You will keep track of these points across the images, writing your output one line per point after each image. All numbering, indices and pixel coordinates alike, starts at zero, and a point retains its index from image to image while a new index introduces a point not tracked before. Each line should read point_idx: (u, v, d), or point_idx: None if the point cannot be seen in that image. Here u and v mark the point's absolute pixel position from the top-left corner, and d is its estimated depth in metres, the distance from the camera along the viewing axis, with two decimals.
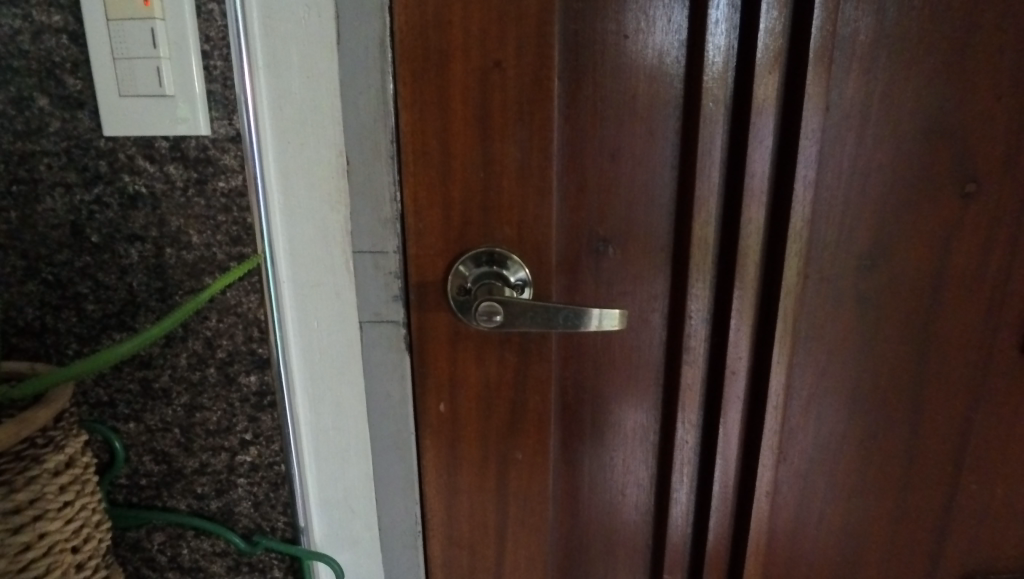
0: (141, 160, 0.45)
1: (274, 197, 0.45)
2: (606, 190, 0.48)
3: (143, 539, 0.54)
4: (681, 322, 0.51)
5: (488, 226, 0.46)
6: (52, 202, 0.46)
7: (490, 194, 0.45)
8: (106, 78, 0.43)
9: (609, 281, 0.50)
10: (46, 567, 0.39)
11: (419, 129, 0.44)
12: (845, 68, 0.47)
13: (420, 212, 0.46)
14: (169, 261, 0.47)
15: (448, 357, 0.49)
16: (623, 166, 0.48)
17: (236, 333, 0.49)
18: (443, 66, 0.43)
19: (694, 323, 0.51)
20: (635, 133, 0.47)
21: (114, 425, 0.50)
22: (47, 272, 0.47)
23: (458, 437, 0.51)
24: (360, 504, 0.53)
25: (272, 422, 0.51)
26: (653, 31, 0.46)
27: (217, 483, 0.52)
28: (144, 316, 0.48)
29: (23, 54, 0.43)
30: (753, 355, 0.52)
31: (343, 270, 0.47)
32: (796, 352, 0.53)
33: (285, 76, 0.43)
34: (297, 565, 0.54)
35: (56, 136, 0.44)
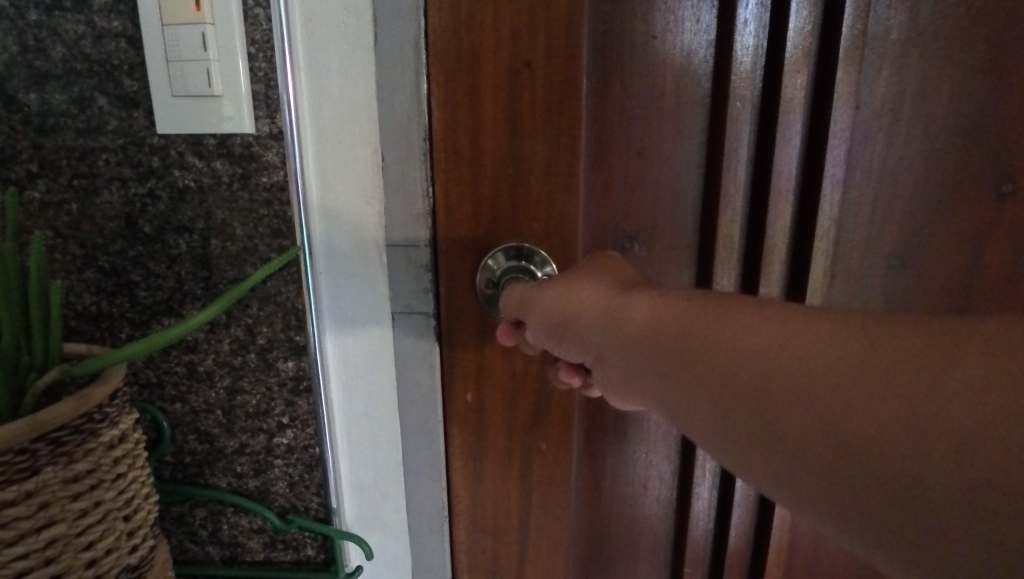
0: (190, 156, 0.48)
1: (313, 193, 0.48)
2: (633, 188, 0.49)
3: (187, 514, 0.57)
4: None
5: (516, 221, 0.48)
6: (110, 195, 0.49)
7: (518, 191, 0.47)
8: (160, 79, 0.45)
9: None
10: (101, 533, 0.41)
11: (450, 128, 0.46)
12: (877, 67, 0.47)
13: (451, 207, 0.47)
14: (214, 251, 0.49)
15: (475, 348, 0.51)
16: (649, 163, 0.49)
17: (275, 321, 0.51)
18: (474, 67, 0.44)
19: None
20: (662, 131, 0.48)
21: (162, 405, 0.54)
22: (104, 260, 0.50)
23: (484, 424, 0.52)
24: (389, 486, 0.56)
25: (307, 406, 0.53)
26: (681, 31, 0.46)
27: (255, 463, 0.55)
28: (191, 303, 0.51)
29: (85, 57, 0.46)
30: None
31: (377, 262, 0.50)
32: None
33: (325, 76, 0.46)
34: (329, 544, 0.57)
35: (114, 134, 0.47)
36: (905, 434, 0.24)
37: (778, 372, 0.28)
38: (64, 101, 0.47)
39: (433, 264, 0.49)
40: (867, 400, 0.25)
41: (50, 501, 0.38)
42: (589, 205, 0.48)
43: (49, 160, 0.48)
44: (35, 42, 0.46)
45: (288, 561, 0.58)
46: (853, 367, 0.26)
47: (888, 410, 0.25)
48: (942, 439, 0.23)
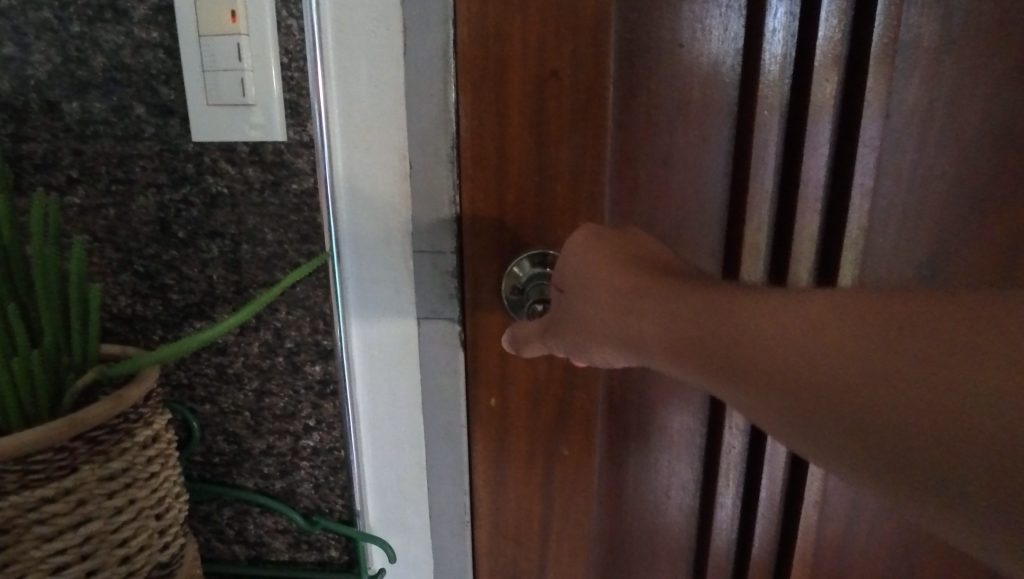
0: (224, 162, 0.49)
1: (341, 199, 0.49)
2: (660, 196, 0.49)
3: (214, 512, 0.58)
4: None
5: (542, 229, 0.48)
6: (145, 201, 0.50)
7: (544, 199, 0.47)
8: (196, 88, 0.47)
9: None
10: (134, 530, 0.42)
11: (478, 136, 0.46)
12: (907, 75, 0.46)
13: (477, 214, 0.48)
14: (245, 255, 0.50)
15: (500, 354, 0.51)
16: (675, 171, 0.49)
17: (303, 325, 0.52)
18: (502, 76, 0.45)
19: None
20: (689, 140, 0.48)
21: (192, 406, 0.55)
22: (139, 263, 0.51)
23: (507, 430, 0.53)
24: (412, 490, 0.56)
25: (333, 409, 0.54)
26: (708, 39, 0.46)
27: (281, 464, 0.56)
28: (222, 306, 0.52)
29: (125, 67, 0.47)
30: None
31: (404, 267, 0.50)
32: None
33: (355, 86, 0.47)
34: (352, 545, 0.57)
35: (150, 141, 0.49)
36: (913, 420, 0.24)
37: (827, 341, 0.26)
38: (103, 110, 0.48)
39: (459, 271, 0.50)
40: (911, 384, 0.24)
41: (85, 498, 0.39)
42: (615, 214, 0.48)
43: (88, 166, 0.49)
44: (77, 53, 0.47)
45: (312, 561, 0.58)
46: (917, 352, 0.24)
47: (897, 403, 0.24)
48: (960, 432, 0.23)
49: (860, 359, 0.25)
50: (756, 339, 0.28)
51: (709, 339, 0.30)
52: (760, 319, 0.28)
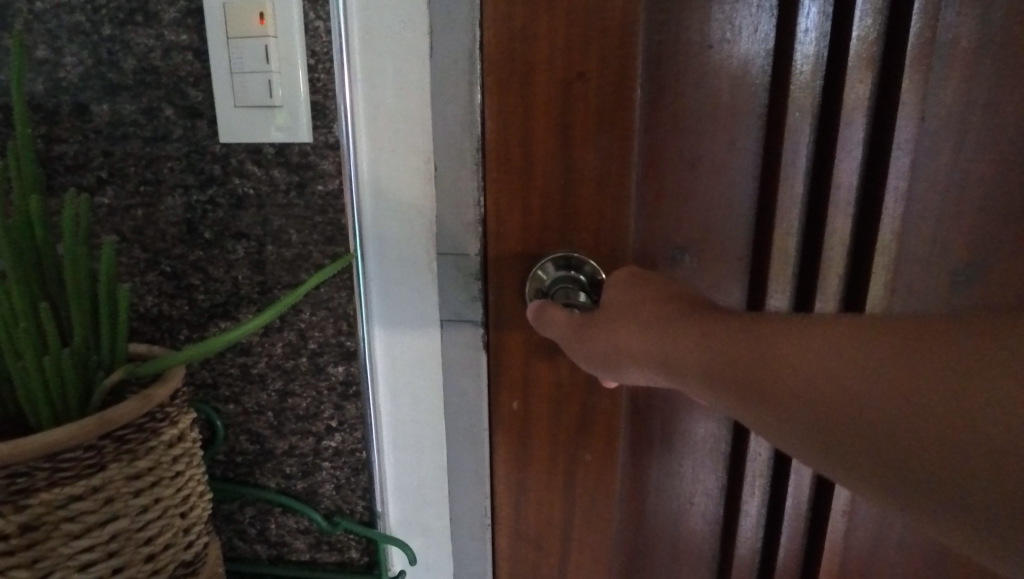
0: (250, 164, 0.49)
1: (366, 201, 0.49)
2: (687, 198, 0.48)
3: (237, 512, 0.58)
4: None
5: (567, 231, 0.47)
6: (173, 202, 0.50)
7: (569, 201, 0.47)
8: (225, 90, 0.47)
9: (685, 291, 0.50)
10: (159, 529, 0.43)
11: (503, 139, 0.46)
12: (944, 75, 0.45)
13: (501, 217, 0.48)
14: (270, 256, 0.51)
15: (522, 358, 0.51)
16: (704, 174, 0.48)
17: (326, 326, 0.52)
18: (528, 77, 0.45)
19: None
20: (717, 142, 0.47)
21: (216, 406, 0.55)
22: (166, 263, 0.52)
23: (529, 434, 0.52)
24: (433, 493, 0.56)
25: (356, 410, 0.54)
26: (738, 40, 0.45)
27: (303, 465, 0.56)
28: (246, 307, 0.52)
29: (154, 69, 0.48)
30: None
31: (427, 269, 0.50)
32: None
33: (381, 88, 0.47)
34: (372, 547, 0.57)
35: (178, 142, 0.49)
36: (896, 447, 0.26)
37: (817, 367, 0.28)
38: (133, 111, 0.49)
39: (482, 273, 0.50)
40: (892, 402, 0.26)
41: (112, 497, 0.40)
42: (641, 217, 0.48)
43: (118, 167, 0.50)
44: (108, 55, 0.48)
45: (333, 562, 0.58)
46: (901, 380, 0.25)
47: (878, 427, 0.26)
48: (938, 462, 0.25)
49: (857, 389, 0.26)
50: (760, 353, 0.30)
51: (717, 351, 0.32)
52: (755, 339, 0.31)
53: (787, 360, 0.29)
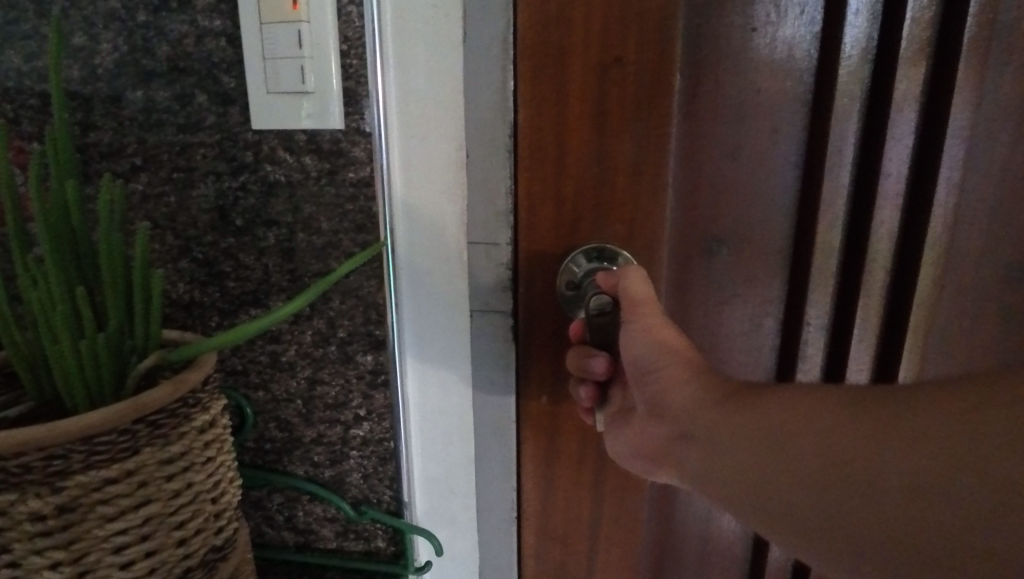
0: (282, 151, 0.48)
1: (397, 190, 0.49)
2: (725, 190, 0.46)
3: (265, 498, 0.58)
4: (799, 332, 0.48)
5: (600, 223, 0.46)
6: (205, 189, 0.50)
7: (603, 192, 0.46)
8: (258, 77, 0.47)
9: (724, 286, 0.49)
10: (191, 513, 0.43)
11: (536, 126, 0.45)
12: (1005, 59, 0.43)
13: (533, 206, 0.47)
14: (301, 244, 0.50)
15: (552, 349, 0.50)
16: (743, 165, 0.46)
17: (356, 315, 0.52)
18: (562, 63, 0.43)
19: (811, 333, 0.49)
20: (757, 132, 0.45)
21: (246, 392, 0.55)
22: (197, 251, 0.52)
23: (557, 429, 0.52)
24: (460, 483, 0.56)
25: (384, 400, 0.54)
26: (782, 25, 0.43)
27: (331, 453, 0.56)
28: (277, 295, 0.52)
29: (187, 55, 0.48)
30: (874, 367, 0.50)
31: (457, 259, 0.50)
32: (924, 365, 0.50)
33: (412, 73, 0.46)
34: (398, 537, 0.57)
35: (211, 129, 0.49)
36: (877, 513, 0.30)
37: (813, 437, 0.32)
38: (167, 98, 0.49)
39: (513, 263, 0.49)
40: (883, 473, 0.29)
41: (146, 481, 0.40)
42: (677, 207, 0.46)
43: (152, 154, 0.50)
44: (143, 42, 0.48)
45: (359, 551, 0.58)
46: (885, 448, 0.30)
47: (867, 493, 0.30)
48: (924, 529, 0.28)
49: (849, 457, 0.31)
50: (768, 423, 0.34)
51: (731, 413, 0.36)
52: (767, 415, 0.34)
53: (793, 433, 0.33)
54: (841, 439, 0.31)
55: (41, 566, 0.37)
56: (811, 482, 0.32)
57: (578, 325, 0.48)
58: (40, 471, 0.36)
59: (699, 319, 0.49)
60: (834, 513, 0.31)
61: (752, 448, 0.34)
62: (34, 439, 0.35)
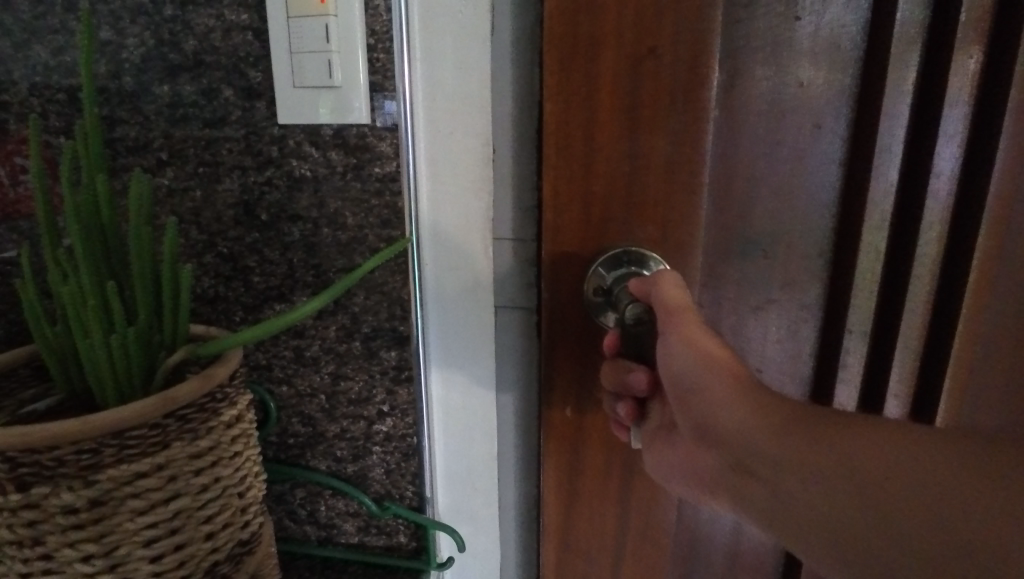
0: (308, 146, 0.48)
1: (422, 185, 0.49)
2: (766, 187, 0.46)
3: (287, 493, 0.58)
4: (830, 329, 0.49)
5: (630, 223, 0.46)
6: (230, 183, 0.50)
7: (634, 191, 0.45)
8: (285, 71, 0.46)
9: (756, 286, 0.48)
10: (218, 507, 0.43)
11: (565, 124, 0.44)
12: None
13: (560, 206, 0.46)
14: (326, 239, 0.50)
15: (579, 355, 0.49)
16: (786, 160, 0.45)
17: (381, 310, 0.51)
18: (596, 60, 0.43)
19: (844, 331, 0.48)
20: (801, 125, 0.45)
21: (269, 387, 0.55)
22: (222, 245, 0.52)
23: (581, 443, 0.51)
24: (482, 480, 0.56)
25: (407, 395, 0.53)
26: (828, 10, 0.43)
27: (354, 448, 0.56)
28: (301, 290, 0.52)
29: (214, 50, 0.47)
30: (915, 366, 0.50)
31: (483, 254, 0.50)
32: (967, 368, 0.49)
33: (440, 68, 0.47)
34: (420, 533, 0.57)
35: (236, 124, 0.49)
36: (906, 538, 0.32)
37: (872, 460, 0.33)
38: (193, 92, 0.49)
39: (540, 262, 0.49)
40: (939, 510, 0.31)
41: (176, 474, 0.40)
42: (710, 205, 0.45)
43: (177, 149, 0.50)
44: (170, 36, 0.48)
45: (380, 547, 0.58)
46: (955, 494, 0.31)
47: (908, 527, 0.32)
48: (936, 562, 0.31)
49: (912, 490, 0.32)
50: (841, 440, 0.35)
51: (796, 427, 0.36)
52: (842, 435, 0.35)
53: (859, 450, 0.34)
54: (913, 469, 0.32)
55: (73, 559, 0.38)
56: (851, 500, 0.34)
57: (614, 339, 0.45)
58: (73, 464, 0.36)
59: (730, 319, 0.49)
60: (863, 530, 0.34)
61: (801, 457, 0.35)
62: (67, 431, 0.35)
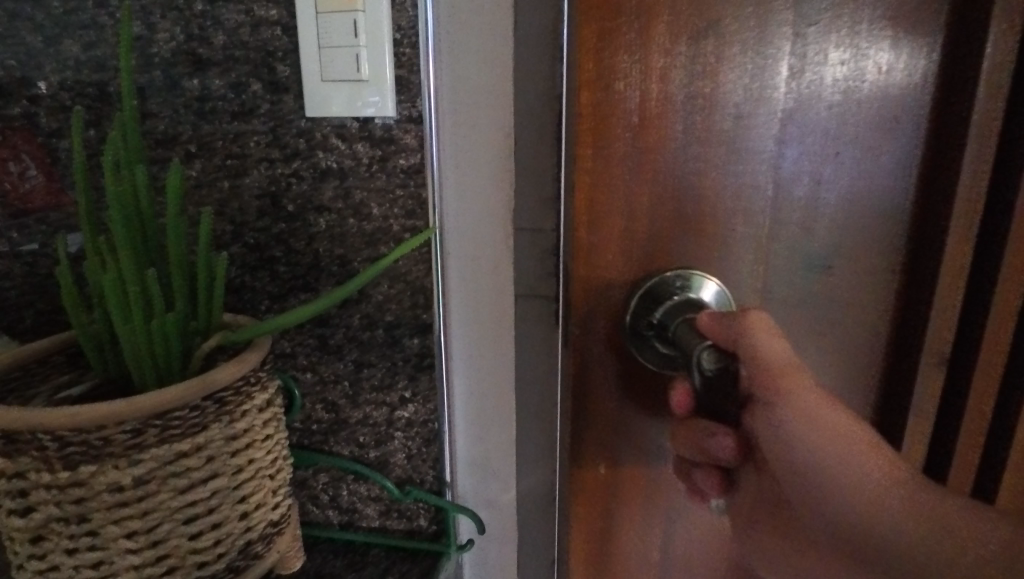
0: (334, 138, 0.50)
1: (447, 176, 0.51)
2: (837, 197, 0.39)
3: (310, 478, 0.60)
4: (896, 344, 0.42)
5: (682, 241, 0.39)
6: (258, 175, 0.51)
7: (685, 204, 0.39)
8: (313, 65, 0.48)
9: (821, 308, 0.41)
10: (252, 488, 0.45)
11: (602, 122, 0.37)
12: None
13: (597, 223, 0.38)
14: (351, 230, 0.52)
15: (629, 409, 0.42)
16: (852, 166, 0.39)
17: (403, 299, 0.53)
18: (642, 62, 0.36)
19: (917, 352, 0.42)
20: (866, 131, 0.39)
21: (294, 374, 0.56)
22: (249, 235, 0.53)
23: (617, 503, 0.44)
24: (500, 463, 0.58)
25: (429, 381, 0.55)
26: None
27: (376, 434, 0.57)
28: (327, 279, 0.53)
29: (243, 45, 0.49)
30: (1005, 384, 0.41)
31: (503, 243, 0.52)
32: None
33: (464, 63, 0.48)
34: (441, 515, 0.59)
35: (264, 117, 0.50)
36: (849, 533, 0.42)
37: (876, 487, 0.40)
38: (222, 86, 0.50)
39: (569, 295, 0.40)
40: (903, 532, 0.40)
41: (213, 456, 0.42)
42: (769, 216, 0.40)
43: (205, 141, 0.51)
44: (199, 31, 0.49)
45: (401, 531, 0.60)
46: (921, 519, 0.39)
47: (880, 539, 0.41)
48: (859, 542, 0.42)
49: (888, 512, 0.40)
50: (862, 466, 0.40)
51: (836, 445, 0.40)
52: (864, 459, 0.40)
53: (865, 474, 0.40)
54: (895, 500, 0.40)
55: (118, 535, 0.39)
56: (842, 504, 0.41)
57: (685, 394, 0.38)
58: (119, 444, 0.38)
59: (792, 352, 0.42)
60: (843, 523, 0.42)
61: (834, 465, 0.40)
62: (113, 412, 0.37)
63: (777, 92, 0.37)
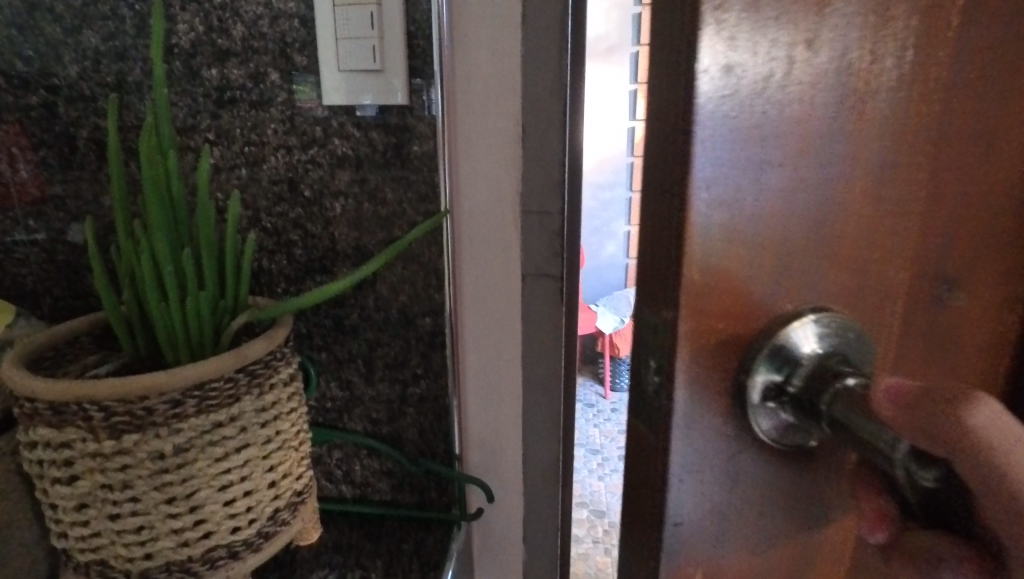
0: (350, 126, 0.52)
1: (459, 162, 0.53)
2: (819, 198, 0.25)
3: (325, 454, 0.63)
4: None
5: (812, 277, 0.26)
6: (276, 162, 0.53)
7: (818, 226, 0.26)
8: (330, 55, 0.50)
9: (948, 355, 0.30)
10: (280, 458, 0.47)
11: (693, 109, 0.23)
12: None
13: (703, 259, 0.24)
14: (366, 214, 0.54)
15: (739, 513, 0.28)
16: (944, 164, 0.27)
17: (417, 280, 0.56)
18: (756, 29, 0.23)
19: None
20: (898, 115, 0.25)
21: (310, 354, 0.59)
22: (266, 221, 0.55)
23: None
24: (508, 436, 0.61)
25: (441, 359, 0.58)
26: None
27: (389, 410, 0.60)
28: (342, 262, 0.55)
29: (262, 36, 0.51)
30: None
31: (511, 226, 0.54)
32: None
33: (475, 53, 0.51)
34: (451, 488, 0.62)
35: (282, 106, 0.52)
36: None
37: None
38: (241, 76, 0.52)
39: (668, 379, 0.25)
40: None
41: (245, 426, 0.44)
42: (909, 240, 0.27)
43: (224, 129, 0.53)
44: (219, 23, 0.51)
45: (413, 503, 0.63)
46: None
47: None
48: None
49: None
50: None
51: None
52: None
53: None
54: None
55: (158, 501, 0.42)
56: None
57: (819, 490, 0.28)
58: (161, 414, 0.40)
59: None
60: None
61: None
62: (156, 383, 0.39)
63: (757, 54, 0.23)
